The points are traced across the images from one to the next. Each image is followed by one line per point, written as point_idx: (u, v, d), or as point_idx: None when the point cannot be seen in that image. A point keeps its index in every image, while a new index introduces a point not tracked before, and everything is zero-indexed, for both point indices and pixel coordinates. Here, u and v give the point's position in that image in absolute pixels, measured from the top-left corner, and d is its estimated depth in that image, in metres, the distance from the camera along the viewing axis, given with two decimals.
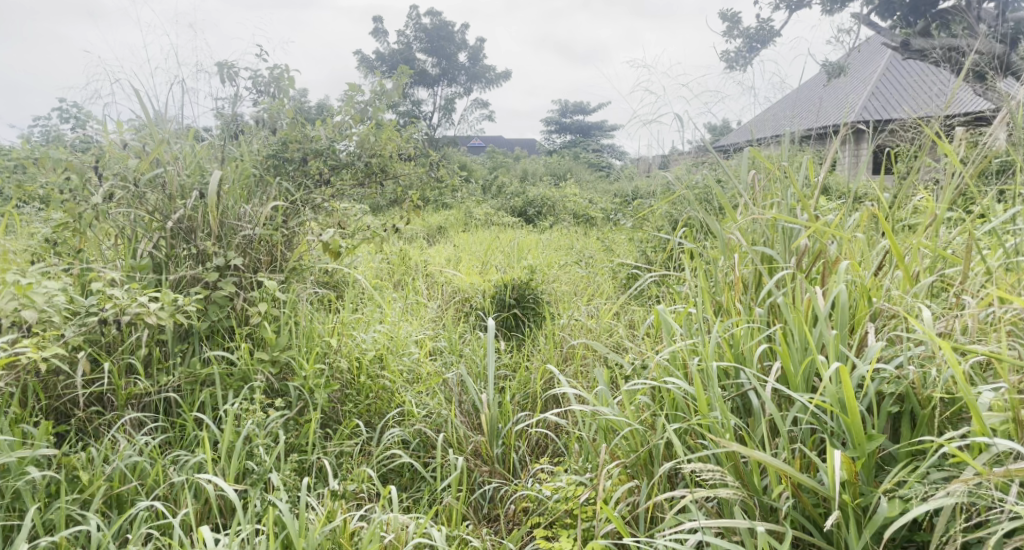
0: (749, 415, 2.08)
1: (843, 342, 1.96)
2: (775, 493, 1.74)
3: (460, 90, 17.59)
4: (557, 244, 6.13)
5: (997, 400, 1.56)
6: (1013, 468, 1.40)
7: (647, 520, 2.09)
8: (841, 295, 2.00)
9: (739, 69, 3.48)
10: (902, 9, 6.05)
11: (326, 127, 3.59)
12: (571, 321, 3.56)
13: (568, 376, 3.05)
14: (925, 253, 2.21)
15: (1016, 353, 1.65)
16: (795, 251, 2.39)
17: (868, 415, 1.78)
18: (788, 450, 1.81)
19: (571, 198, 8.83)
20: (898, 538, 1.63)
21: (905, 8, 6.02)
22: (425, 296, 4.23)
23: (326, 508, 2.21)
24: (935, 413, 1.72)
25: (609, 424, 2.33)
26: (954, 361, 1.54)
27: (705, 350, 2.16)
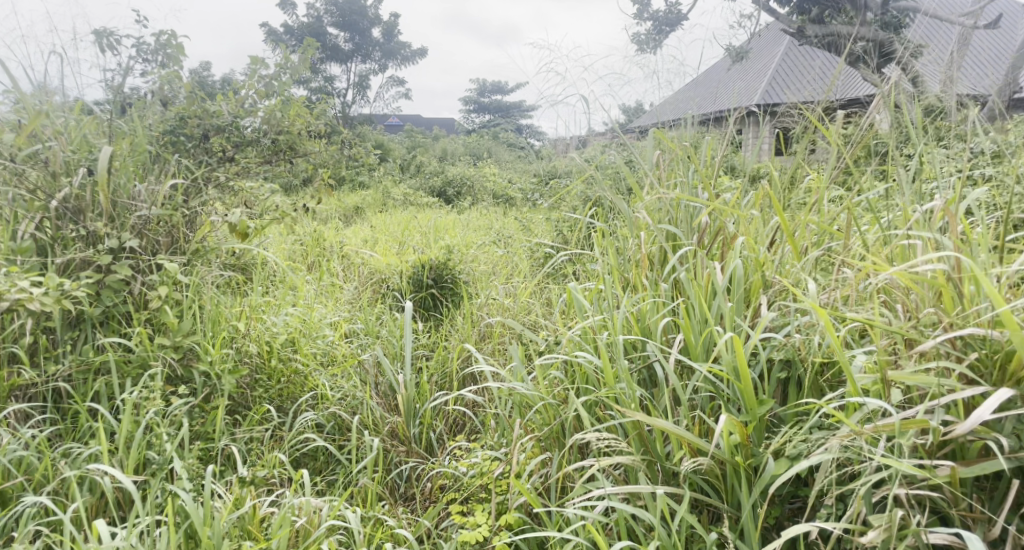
0: (654, 386, 2.18)
1: (739, 314, 2.08)
2: (676, 459, 1.82)
3: (374, 67, 17.14)
4: (476, 224, 6.11)
5: (869, 362, 1.68)
6: (881, 425, 1.50)
7: (559, 490, 2.14)
8: (737, 269, 2.12)
9: (648, 51, 3.58)
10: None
11: (229, 102, 3.47)
12: (488, 300, 3.58)
13: (486, 353, 3.08)
14: (814, 229, 2.35)
15: (886, 319, 1.78)
16: (697, 229, 2.51)
17: (759, 382, 1.89)
18: (688, 417, 1.90)
19: (489, 179, 8.82)
20: (783, 494, 1.73)
21: None
22: (341, 279, 4.16)
23: (233, 495, 2.15)
24: (818, 377, 1.84)
25: (524, 399, 2.38)
26: (831, 326, 1.65)
27: (613, 325, 2.24)
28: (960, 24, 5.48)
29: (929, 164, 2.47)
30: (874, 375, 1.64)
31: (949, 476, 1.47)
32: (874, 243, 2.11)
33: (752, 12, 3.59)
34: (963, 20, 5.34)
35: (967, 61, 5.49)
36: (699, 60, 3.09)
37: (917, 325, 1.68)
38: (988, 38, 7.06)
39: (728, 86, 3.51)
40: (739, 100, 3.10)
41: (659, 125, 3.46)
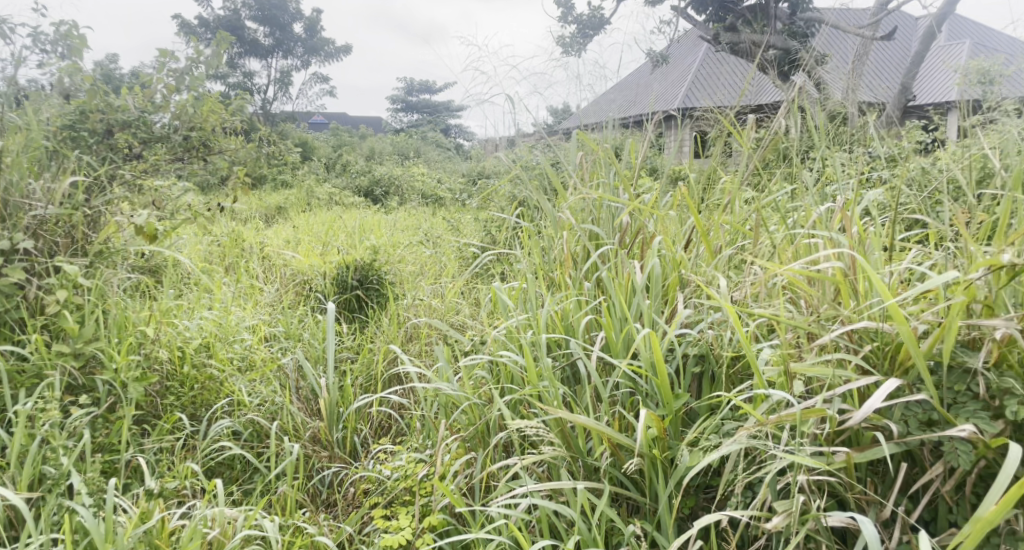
0: (577, 383, 2.19)
1: (657, 311, 2.13)
2: (596, 454, 1.83)
3: (296, 63, 16.70)
4: (404, 225, 6.02)
5: (776, 355, 1.75)
6: (785, 415, 1.55)
7: (483, 489, 2.12)
8: (656, 267, 2.17)
9: (572, 54, 3.62)
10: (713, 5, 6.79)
11: (136, 96, 3.32)
12: (415, 301, 3.53)
13: (412, 355, 3.03)
14: (728, 228, 2.43)
15: (792, 314, 1.87)
16: (619, 229, 2.55)
17: (675, 376, 1.93)
18: (608, 414, 1.92)
19: (418, 178, 8.73)
20: (697, 485, 1.78)
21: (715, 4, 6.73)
22: (261, 281, 4.02)
23: (139, 508, 2.05)
24: (730, 371, 1.91)
25: (450, 400, 2.35)
26: (740, 321, 1.71)
27: (537, 324, 2.25)
28: (861, 35, 5.80)
29: (833, 166, 2.59)
30: (779, 368, 1.70)
31: (845, 462, 1.54)
32: (782, 242, 2.21)
33: (671, 18, 3.69)
34: (864, 31, 5.65)
35: (868, 71, 5.81)
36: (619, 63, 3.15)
37: (819, 319, 1.76)
38: (887, 50, 7.50)
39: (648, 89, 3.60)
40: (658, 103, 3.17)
41: (582, 127, 3.51)
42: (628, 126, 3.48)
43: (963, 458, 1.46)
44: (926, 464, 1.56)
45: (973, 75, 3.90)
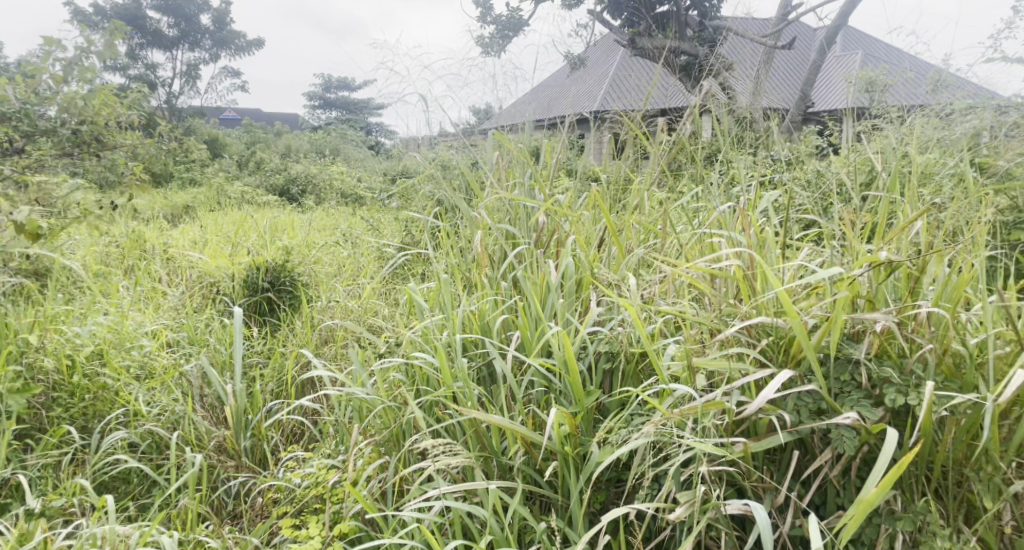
0: (493, 383, 2.14)
1: (570, 310, 2.14)
2: (510, 453, 1.81)
3: (204, 57, 16.00)
4: (321, 225, 5.84)
5: (680, 351, 1.79)
6: (687, 408, 1.59)
7: (396, 493, 2.07)
8: (570, 267, 2.19)
9: (491, 55, 3.62)
10: (627, 11, 7.00)
11: (19, 86, 3.06)
12: (330, 303, 3.42)
13: (326, 359, 2.93)
14: (639, 229, 2.47)
15: (697, 311, 1.92)
16: (535, 229, 2.56)
17: (586, 374, 1.95)
18: (522, 413, 1.90)
19: (335, 177, 8.51)
20: (606, 479, 1.79)
21: (630, 10, 6.95)
22: (164, 283, 3.81)
23: (18, 530, 1.90)
24: (638, 367, 1.94)
25: (364, 403, 2.25)
26: (639, 319, 1.76)
27: (451, 325, 2.22)
28: (765, 44, 6.07)
29: (738, 168, 2.68)
30: (682, 363, 1.75)
31: (743, 451, 1.59)
32: (689, 241, 2.27)
33: (587, 21, 3.73)
34: (768, 40, 5.92)
35: (771, 78, 6.08)
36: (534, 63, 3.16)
37: (720, 315, 1.83)
38: (789, 59, 7.87)
39: (565, 91, 3.63)
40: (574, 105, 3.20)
41: (499, 128, 3.50)
42: (544, 128, 3.50)
43: (848, 444, 1.55)
44: (816, 451, 1.64)
45: (863, 85, 4.15)
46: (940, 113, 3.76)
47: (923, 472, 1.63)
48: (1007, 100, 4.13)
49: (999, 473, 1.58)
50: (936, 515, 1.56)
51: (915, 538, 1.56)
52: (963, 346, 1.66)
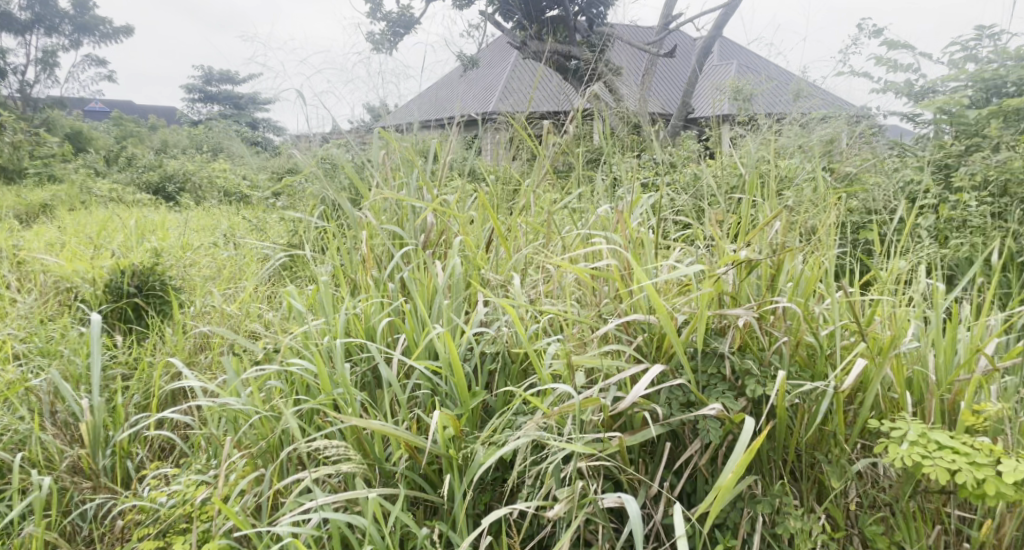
0: (377, 388, 2.08)
1: (456, 311, 2.13)
2: (393, 459, 1.77)
3: (65, 43, 14.75)
4: (199, 225, 5.51)
5: (560, 349, 1.82)
6: (565, 406, 1.62)
7: (270, 507, 1.97)
8: (456, 268, 2.18)
9: (384, 52, 3.54)
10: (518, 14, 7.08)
11: None
12: (204, 308, 3.22)
13: (199, 367, 2.75)
14: (524, 230, 2.49)
15: (578, 310, 1.96)
16: (421, 229, 2.52)
17: (470, 374, 1.94)
18: (405, 418, 1.87)
19: (216, 174, 8.07)
20: (491, 480, 1.79)
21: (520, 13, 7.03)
22: (13, 290, 3.47)
23: None
24: (522, 366, 1.96)
25: (238, 414, 2.13)
26: (519, 319, 1.79)
27: (332, 329, 2.14)
28: (648, 52, 6.31)
29: (618, 171, 2.76)
30: (562, 361, 1.78)
31: (619, 445, 1.64)
32: (573, 242, 2.32)
33: (478, 23, 3.73)
34: (651, 49, 6.16)
35: (654, 84, 6.32)
36: (421, 62, 3.11)
37: (600, 314, 1.89)
38: (670, 67, 8.21)
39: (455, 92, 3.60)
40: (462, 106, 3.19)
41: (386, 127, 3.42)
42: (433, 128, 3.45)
43: (714, 434, 1.64)
44: (687, 442, 1.72)
45: (735, 93, 4.39)
46: (802, 121, 4.04)
47: (780, 458, 1.75)
48: (858, 112, 4.50)
49: (845, 455, 1.73)
50: (791, 496, 1.67)
51: (774, 519, 1.67)
52: (814, 338, 1.81)
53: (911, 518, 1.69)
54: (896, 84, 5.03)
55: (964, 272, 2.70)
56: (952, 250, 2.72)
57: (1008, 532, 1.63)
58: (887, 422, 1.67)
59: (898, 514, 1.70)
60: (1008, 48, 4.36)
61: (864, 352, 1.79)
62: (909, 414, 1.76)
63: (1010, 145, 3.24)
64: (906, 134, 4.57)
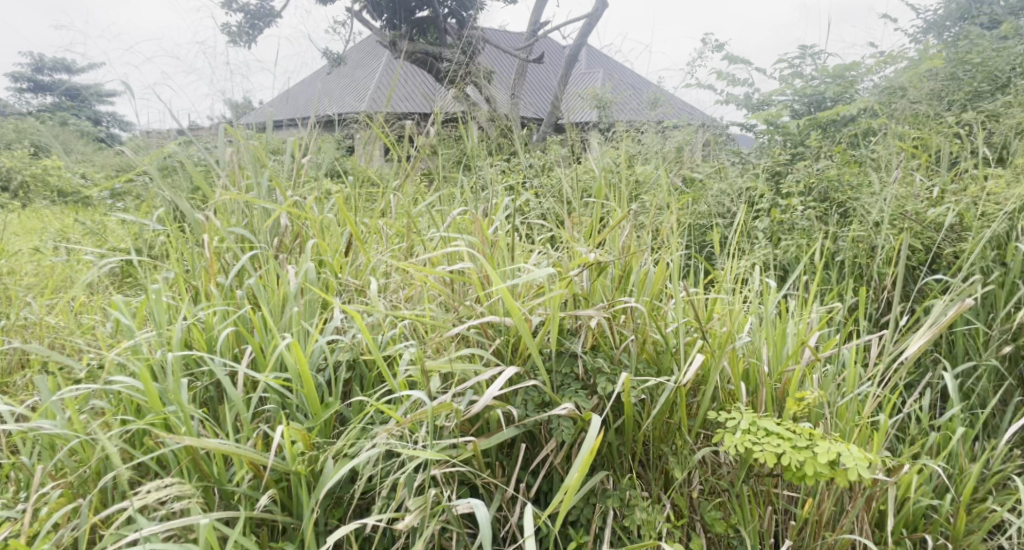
0: (220, 402, 1.95)
1: (308, 317, 2.03)
2: (234, 479, 1.66)
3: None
4: (20, 227, 4.93)
5: (414, 355, 1.79)
6: (418, 413, 1.59)
7: (91, 540, 1.79)
8: (309, 272, 2.09)
9: (243, 45, 3.31)
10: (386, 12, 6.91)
11: None
12: (18, 320, 2.88)
13: (11, 388, 2.45)
14: (382, 233, 2.43)
15: (435, 314, 1.94)
16: (270, 232, 2.38)
17: (321, 385, 1.87)
18: (248, 434, 1.76)
19: (44, 170, 7.27)
20: (343, 493, 1.73)
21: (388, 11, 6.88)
22: None
23: None
24: (376, 374, 1.91)
25: (54, 439, 1.92)
26: (366, 328, 1.72)
27: (169, 340, 1.98)
28: (516, 57, 6.39)
29: (478, 175, 2.76)
30: (416, 367, 1.75)
31: (473, 450, 1.64)
32: (432, 246, 2.29)
33: (345, 18, 3.59)
34: (519, 55, 6.24)
35: (519, 89, 6.41)
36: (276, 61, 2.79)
37: (457, 317, 1.87)
38: (536, 72, 8.37)
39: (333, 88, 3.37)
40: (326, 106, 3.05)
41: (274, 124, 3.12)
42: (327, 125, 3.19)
43: (567, 433, 1.68)
44: (542, 442, 1.76)
45: (595, 101, 4.53)
46: (655, 129, 4.24)
47: (629, 452, 1.83)
48: (705, 122, 4.80)
49: (686, 446, 1.83)
50: (638, 489, 1.75)
51: (622, 512, 1.74)
52: (660, 335, 1.90)
53: (745, 500, 1.82)
54: (736, 97, 5.42)
55: (793, 271, 2.94)
56: (782, 251, 2.96)
57: (826, 508, 1.80)
58: (723, 413, 1.78)
59: (735, 498, 1.83)
60: (827, 67, 4.82)
61: (704, 347, 1.90)
62: (743, 404, 1.89)
63: (828, 154, 3.58)
64: (746, 143, 4.93)
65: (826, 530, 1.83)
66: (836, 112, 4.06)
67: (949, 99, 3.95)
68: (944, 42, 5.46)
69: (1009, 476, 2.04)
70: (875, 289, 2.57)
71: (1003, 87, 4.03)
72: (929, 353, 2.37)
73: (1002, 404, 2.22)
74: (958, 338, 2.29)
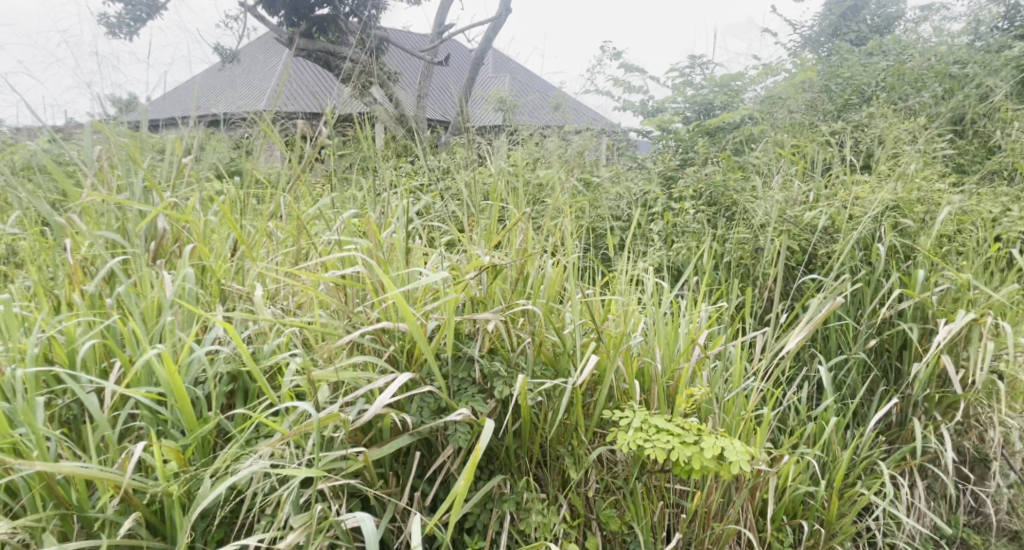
0: (83, 422, 1.80)
1: (184, 326, 1.91)
2: (97, 505, 1.53)
3: None
4: None
5: (300, 365, 1.71)
6: (303, 426, 1.52)
7: None
8: (188, 278, 1.96)
9: (126, 36, 3.10)
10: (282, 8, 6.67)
11: None
12: None
13: None
14: (272, 236, 2.33)
15: (325, 321, 1.87)
16: (145, 237, 2.22)
17: (198, 399, 1.75)
18: (116, 455, 1.63)
19: None
20: (223, 513, 1.63)
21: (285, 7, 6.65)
22: None
23: None
24: (260, 385, 1.82)
25: None
26: (245, 338, 1.63)
27: (22, 356, 1.80)
28: (418, 59, 6.33)
29: (373, 177, 2.69)
30: (301, 377, 1.67)
31: (365, 461, 1.59)
32: (324, 250, 2.21)
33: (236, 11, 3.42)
34: (424, 57, 6.18)
35: (421, 91, 6.35)
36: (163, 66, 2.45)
37: (348, 324, 1.81)
38: (437, 74, 8.32)
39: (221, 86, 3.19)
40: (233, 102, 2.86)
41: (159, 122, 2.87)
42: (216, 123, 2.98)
43: (462, 439, 1.65)
44: (439, 449, 1.73)
45: (495, 103, 4.54)
46: (555, 133, 4.30)
47: (526, 455, 1.83)
48: (602, 127, 4.91)
49: (582, 446, 1.85)
50: (534, 492, 1.75)
51: (518, 516, 1.74)
52: (557, 337, 1.91)
53: (639, 497, 1.86)
54: (632, 103, 5.59)
55: (684, 273, 3.04)
56: (675, 252, 3.06)
57: (713, 499, 1.87)
58: (617, 412, 1.81)
59: (629, 495, 1.87)
60: (715, 77, 5.06)
61: (599, 348, 1.93)
62: (636, 403, 1.93)
63: (716, 160, 3.75)
64: (641, 148, 5.09)
65: (715, 520, 1.91)
66: (722, 120, 4.26)
67: (824, 110, 4.22)
68: (819, 57, 5.85)
69: (875, 461, 2.20)
70: (758, 288, 2.70)
71: (869, 100, 4.36)
72: (807, 348, 2.52)
73: (869, 393, 2.39)
74: (831, 333, 2.44)
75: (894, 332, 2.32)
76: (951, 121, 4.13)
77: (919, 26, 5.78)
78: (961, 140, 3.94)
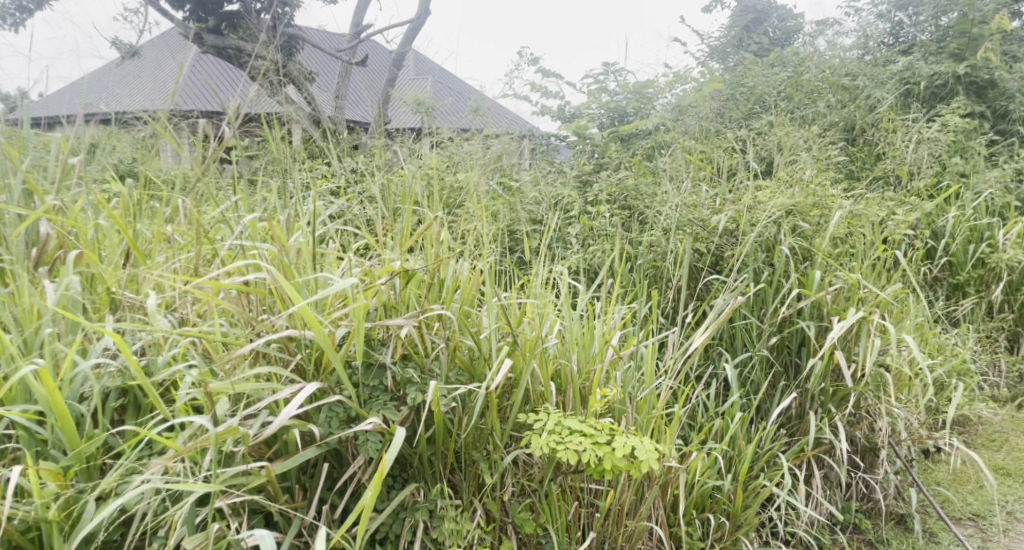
0: None
1: (68, 338, 1.79)
2: None
3: None
4: None
5: (197, 377, 1.63)
6: (198, 442, 1.45)
7: None
8: (72, 286, 1.84)
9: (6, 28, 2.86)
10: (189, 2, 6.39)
11: None
12: None
13: None
14: (172, 241, 2.22)
15: (227, 330, 1.79)
16: (28, 242, 2.07)
17: (83, 417, 1.65)
18: None
19: None
20: (111, 536, 1.54)
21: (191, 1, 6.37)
22: None
23: None
24: (154, 399, 1.72)
25: None
26: (133, 350, 1.54)
27: None
28: (335, 59, 6.20)
29: (281, 179, 2.60)
30: (197, 390, 1.59)
31: (268, 475, 1.53)
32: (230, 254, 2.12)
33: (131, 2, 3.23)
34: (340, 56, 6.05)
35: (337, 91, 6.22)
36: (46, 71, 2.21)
37: (252, 332, 1.74)
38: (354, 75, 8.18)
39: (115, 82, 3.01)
40: (133, 102, 2.70)
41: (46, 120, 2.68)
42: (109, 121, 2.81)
43: (372, 448, 1.62)
44: (350, 460, 1.70)
45: (412, 105, 4.49)
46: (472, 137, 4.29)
47: (440, 461, 1.81)
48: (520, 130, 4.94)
49: (497, 450, 1.85)
50: (447, 499, 1.74)
51: (430, 523, 1.73)
52: (472, 342, 1.91)
53: (553, 498, 1.87)
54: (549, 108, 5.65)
55: (599, 275, 3.10)
56: (590, 255, 3.11)
57: (626, 497, 1.91)
58: (530, 415, 1.82)
59: (543, 497, 1.88)
60: (628, 83, 5.18)
61: (513, 351, 1.93)
62: (551, 405, 1.94)
63: (627, 165, 3.84)
64: (558, 152, 5.15)
65: (627, 518, 1.94)
66: (635, 126, 4.37)
67: (730, 117, 4.40)
68: (725, 66, 6.09)
69: (776, 454, 2.30)
70: (669, 290, 2.77)
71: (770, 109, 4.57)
72: (715, 347, 2.61)
73: (772, 389, 2.50)
74: (738, 332, 2.53)
75: (793, 329, 2.42)
76: (844, 130, 4.38)
77: (815, 39, 6.10)
78: (852, 148, 4.19)
